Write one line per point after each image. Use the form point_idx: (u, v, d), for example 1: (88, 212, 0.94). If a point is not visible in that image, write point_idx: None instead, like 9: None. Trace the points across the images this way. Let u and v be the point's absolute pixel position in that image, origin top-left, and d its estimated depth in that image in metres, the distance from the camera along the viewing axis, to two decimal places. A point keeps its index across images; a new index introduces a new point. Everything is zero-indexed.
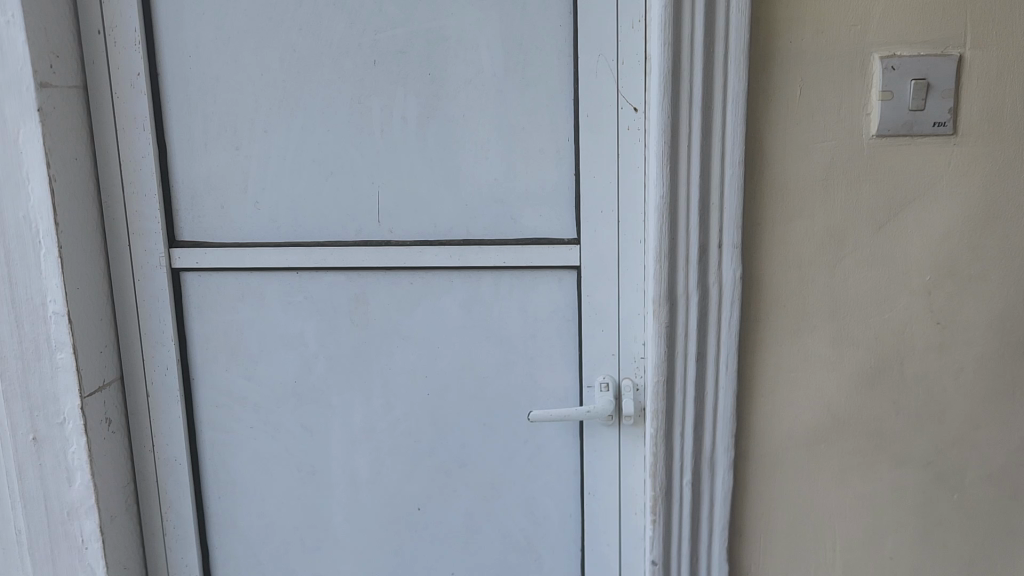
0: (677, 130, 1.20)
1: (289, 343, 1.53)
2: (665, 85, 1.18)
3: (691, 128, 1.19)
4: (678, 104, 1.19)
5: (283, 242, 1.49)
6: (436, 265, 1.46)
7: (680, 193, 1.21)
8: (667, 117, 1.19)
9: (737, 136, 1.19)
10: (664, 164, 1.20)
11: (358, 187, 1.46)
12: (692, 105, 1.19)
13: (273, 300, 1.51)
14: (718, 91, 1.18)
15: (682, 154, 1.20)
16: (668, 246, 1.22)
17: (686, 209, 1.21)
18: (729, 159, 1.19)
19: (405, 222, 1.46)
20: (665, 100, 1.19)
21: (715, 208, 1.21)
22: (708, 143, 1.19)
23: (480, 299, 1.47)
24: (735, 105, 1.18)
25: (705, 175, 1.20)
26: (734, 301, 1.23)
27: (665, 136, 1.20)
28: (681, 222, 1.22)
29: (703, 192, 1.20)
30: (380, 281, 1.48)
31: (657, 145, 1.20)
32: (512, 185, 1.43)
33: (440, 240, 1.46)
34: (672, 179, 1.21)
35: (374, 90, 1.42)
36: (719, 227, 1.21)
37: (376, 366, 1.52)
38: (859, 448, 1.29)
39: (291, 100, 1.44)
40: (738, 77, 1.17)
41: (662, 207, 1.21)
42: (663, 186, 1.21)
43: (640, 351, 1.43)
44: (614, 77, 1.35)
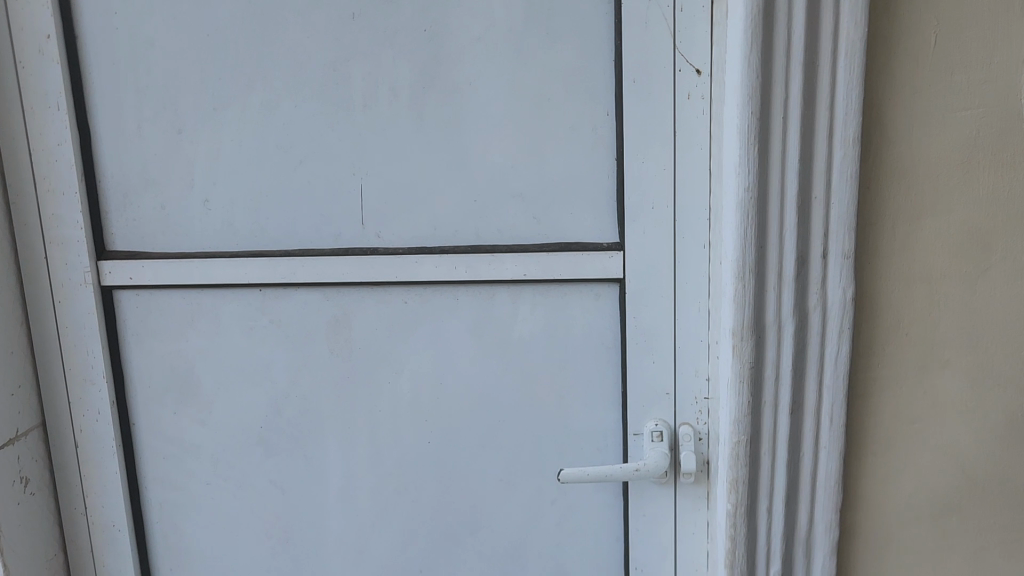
0: (768, 98, 0.86)
1: (252, 379, 1.20)
2: (753, 33, 0.85)
3: (787, 92, 0.86)
4: (770, 60, 0.85)
5: (241, 252, 1.16)
6: (437, 280, 1.13)
7: (771, 183, 0.88)
8: (756, 78, 0.85)
9: (852, 103, 0.85)
10: (750, 144, 0.87)
11: (336, 180, 1.13)
12: (790, 61, 0.85)
13: (231, 325, 1.19)
14: (826, 40, 0.84)
15: (774, 130, 0.87)
16: (755, 257, 0.89)
17: (780, 207, 0.88)
18: (842, 136, 0.85)
19: (396, 225, 1.14)
20: (752, 54, 0.85)
21: (818, 204, 0.87)
22: (811, 113, 0.86)
23: (494, 321, 1.15)
24: (852, 58, 0.84)
25: (806, 158, 0.87)
26: (843, 331, 0.89)
27: (754, 104, 0.86)
28: (771, 224, 0.88)
29: (803, 182, 0.87)
30: (366, 300, 1.16)
31: (741, 119, 0.87)
32: (534, 176, 1.10)
33: (442, 246, 1.13)
34: (761, 164, 0.87)
35: (353, 54, 1.09)
36: (824, 230, 0.87)
37: (364, 408, 1.20)
38: (1008, 523, 0.95)
39: (247, 68, 1.11)
40: (857, 19, 0.83)
41: (746, 205, 0.88)
42: (749, 174, 0.88)
43: (703, 389, 1.10)
44: (670, 27, 1.02)
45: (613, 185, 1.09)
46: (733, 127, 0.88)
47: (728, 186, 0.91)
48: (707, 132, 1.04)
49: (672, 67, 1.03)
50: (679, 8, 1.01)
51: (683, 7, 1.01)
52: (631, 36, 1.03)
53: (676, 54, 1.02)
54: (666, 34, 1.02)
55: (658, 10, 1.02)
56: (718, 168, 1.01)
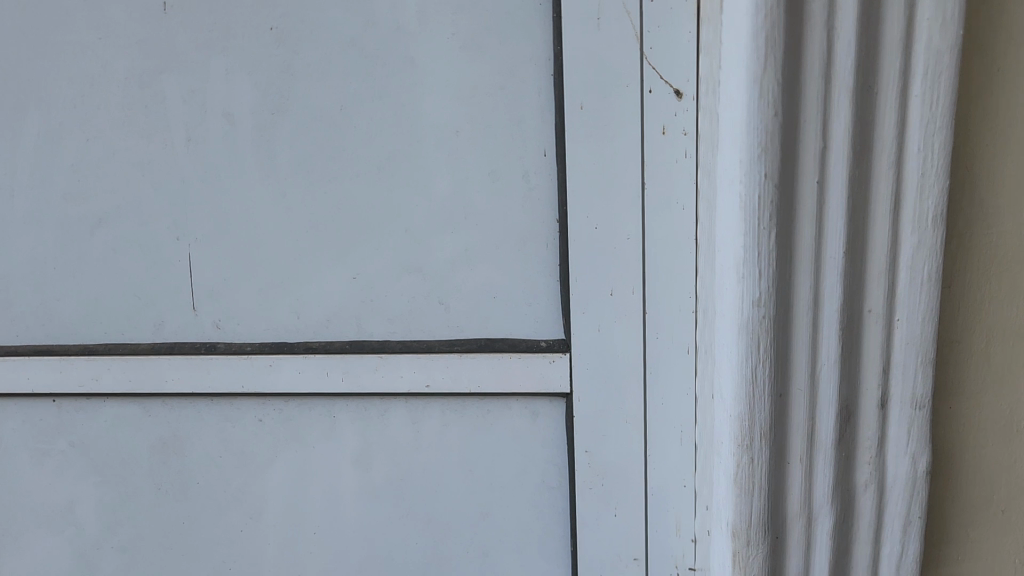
0: (796, 153, 0.50)
1: (50, 522, 0.85)
2: (768, 40, 0.49)
3: (825, 141, 0.50)
4: (797, 88, 0.50)
5: (24, 347, 0.81)
6: (302, 390, 0.79)
7: (797, 295, 0.52)
8: (776, 118, 0.50)
9: (934, 157, 0.50)
10: (766, 231, 0.51)
11: (152, 246, 0.78)
12: (830, 87, 0.50)
13: (18, 447, 0.84)
14: (891, 50, 0.49)
15: (804, 205, 0.51)
16: (771, 415, 0.53)
17: (813, 332, 0.52)
18: (914, 213, 0.51)
19: (243, 311, 0.79)
20: (766, 79, 0.49)
21: (873, 322, 0.53)
22: (865, 176, 0.51)
23: (387, 447, 0.80)
24: (936, 84, 0.49)
25: (855, 250, 0.52)
26: (914, 524, 0.55)
27: (772, 164, 0.50)
28: (797, 361, 0.53)
29: (851, 289, 0.52)
30: (203, 416, 0.81)
31: (750, 190, 0.51)
32: (439, 243, 0.76)
33: (308, 341, 0.78)
34: (782, 264, 0.52)
35: (168, 64, 0.74)
36: (883, 366, 0.53)
37: (208, 563, 0.85)
38: None
39: (18, 85, 0.77)
40: (947, 14, 0.48)
41: (758, 334, 0.52)
42: (762, 283, 0.52)
43: (686, 557, 0.75)
44: (634, 27, 0.67)
45: (554, 257, 0.74)
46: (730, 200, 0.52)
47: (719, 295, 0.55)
48: (691, 185, 0.69)
49: (638, 86, 0.68)
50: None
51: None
52: (575, 39, 0.68)
53: (643, 67, 0.68)
54: (628, 37, 0.67)
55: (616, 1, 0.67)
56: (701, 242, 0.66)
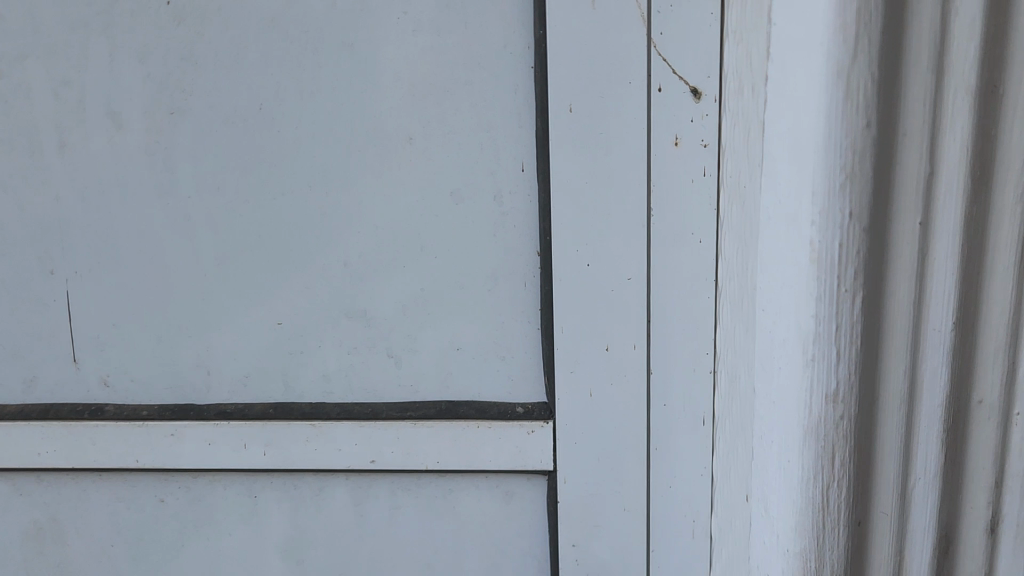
0: (900, 147, 0.31)
1: None
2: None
3: (936, 162, 0.31)
4: (905, 37, 0.29)
5: None
6: (213, 467, 0.62)
7: (887, 403, 0.33)
8: (870, 128, 0.30)
9: None
10: (846, 308, 0.32)
11: (23, 281, 0.62)
12: (950, 74, 0.30)
13: None
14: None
15: (903, 264, 0.32)
16: (845, 560, 0.34)
17: (906, 434, 0.33)
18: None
19: (138, 365, 0.62)
20: (863, 28, 0.29)
21: (989, 435, 0.34)
22: (992, 214, 0.32)
23: (322, 535, 0.64)
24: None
25: (973, 332, 0.33)
26: None
27: (859, 201, 0.31)
28: (884, 499, 0.34)
29: (965, 391, 0.33)
30: (91, 494, 0.64)
31: (822, 215, 0.31)
32: (388, 282, 0.59)
33: (222, 404, 0.62)
34: (868, 357, 0.32)
35: (34, 48, 0.57)
36: (1005, 480, 0.35)
37: None
38: None
39: None
40: None
41: (829, 464, 0.33)
42: (838, 388, 0.33)
43: None
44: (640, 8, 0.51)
45: (533, 301, 0.59)
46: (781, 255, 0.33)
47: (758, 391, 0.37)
48: (711, 211, 0.54)
49: (644, 85, 0.53)
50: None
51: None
52: (563, 21, 0.52)
53: (652, 60, 0.52)
54: (633, 20, 0.52)
55: None
56: (728, 283, 0.51)
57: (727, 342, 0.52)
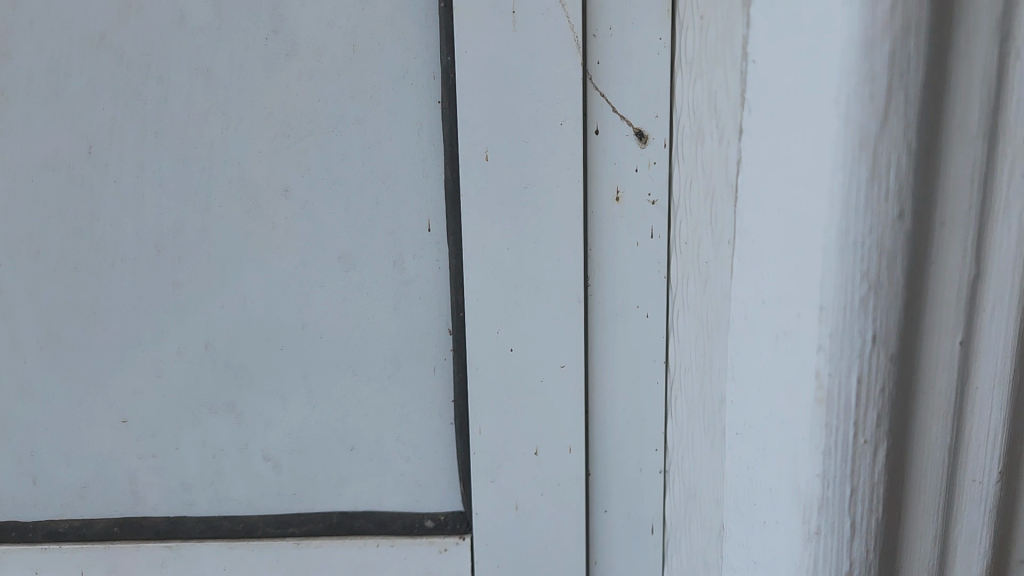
0: (937, 290, 0.23)
1: None
2: (898, 63, 0.21)
3: (980, 266, 0.24)
4: (939, 155, 0.22)
5: None
6: None
7: (912, 553, 0.26)
8: (905, 229, 0.22)
9: None
10: (871, 451, 0.24)
11: None
12: (998, 151, 0.23)
13: None
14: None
15: (938, 391, 0.24)
16: None
17: None
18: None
19: None
20: (888, 141, 0.22)
21: None
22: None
23: None
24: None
25: (1014, 458, 0.26)
26: None
27: (891, 321, 0.23)
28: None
29: (1002, 525, 0.27)
30: None
31: (848, 376, 0.23)
32: (262, 369, 0.47)
33: (51, 522, 0.49)
34: (894, 506, 0.25)
35: None
36: None
37: None
38: None
39: None
40: None
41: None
42: (856, 548, 0.25)
43: None
44: (572, 29, 0.41)
45: (445, 390, 0.47)
46: (781, 378, 0.25)
47: (742, 533, 0.28)
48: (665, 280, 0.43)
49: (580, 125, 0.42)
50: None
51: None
52: (476, 46, 0.41)
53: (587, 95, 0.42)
54: (564, 45, 0.41)
55: None
56: (686, 378, 0.39)
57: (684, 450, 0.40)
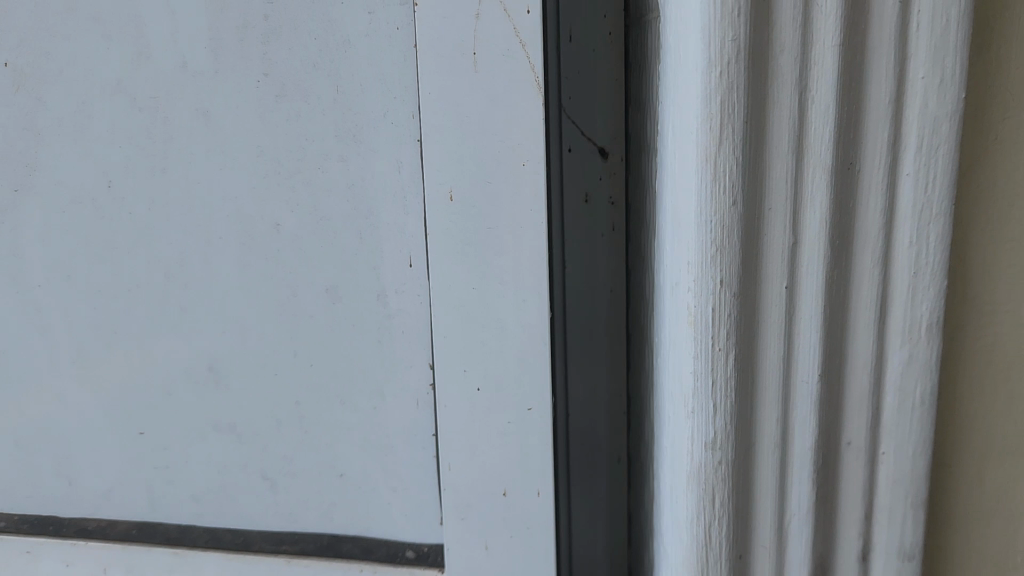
0: (766, 247, 0.37)
1: None
2: (726, 107, 0.35)
3: (795, 234, 0.36)
4: (761, 167, 0.36)
5: None
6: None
7: (761, 432, 0.38)
8: (737, 211, 0.36)
9: (929, 254, 0.37)
10: (724, 352, 0.37)
11: None
12: (804, 167, 0.36)
13: None
14: (880, 113, 0.36)
15: (771, 318, 0.37)
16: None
17: (781, 478, 0.39)
18: (900, 318, 0.38)
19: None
20: (723, 156, 0.36)
21: (857, 475, 0.39)
22: (845, 276, 0.37)
23: None
24: (932, 158, 0.36)
25: (835, 373, 0.38)
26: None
27: (731, 267, 0.36)
28: (763, 513, 0.39)
29: (832, 420, 0.38)
30: None
31: (709, 299, 0.37)
32: (260, 391, 0.49)
33: (83, 519, 0.54)
34: (745, 392, 0.38)
35: None
36: (866, 509, 0.39)
37: None
38: None
39: None
40: (945, 73, 0.35)
41: (716, 480, 0.38)
42: (717, 419, 0.38)
43: None
44: (536, 71, 0.40)
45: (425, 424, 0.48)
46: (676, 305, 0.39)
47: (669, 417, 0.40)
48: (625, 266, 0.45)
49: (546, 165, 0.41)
50: (550, 27, 0.40)
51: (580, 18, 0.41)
52: (442, 87, 0.41)
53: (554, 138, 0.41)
54: (525, 86, 0.40)
55: (503, 25, 0.40)
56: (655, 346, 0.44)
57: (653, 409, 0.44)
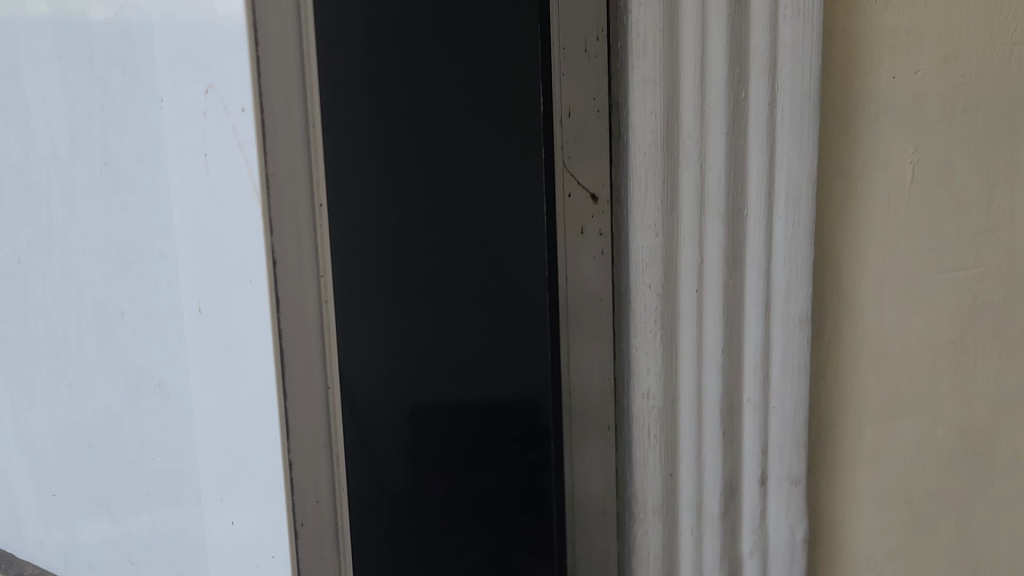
0: (679, 239, 0.41)
1: None
2: (645, 124, 0.40)
3: (700, 233, 0.41)
4: (672, 172, 0.40)
5: None
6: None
7: (677, 406, 0.43)
8: (656, 210, 0.41)
9: (801, 257, 0.41)
10: (650, 333, 0.42)
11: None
12: (704, 177, 0.40)
13: None
14: (757, 149, 0.40)
15: (679, 305, 0.42)
16: (664, 529, 0.44)
17: (696, 448, 0.43)
18: (786, 311, 0.42)
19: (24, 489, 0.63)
20: (641, 162, 0.40)
21: (752, 450, 0.43)
22: (739, 273, 0.41)
23: None
24: (799, 210, 0.41)
25: (733, 358, 0.42)
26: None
27: (651, 258, 0.41)
28: (684, 489, 0.43)
29: (730, 399, 0.42)
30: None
31: (641, 286, 0.42)
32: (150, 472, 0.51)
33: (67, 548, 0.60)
34: (668, 374, 0.42)
35: None
36: (761, 475, 0.43)
37: None
38: None
39: None
40: (809, 92, 0.39)
41: (647, 447, 0.43)
42: (641, 392, 0.43)
43: None
44: (245, 150, 0.34)
45: None
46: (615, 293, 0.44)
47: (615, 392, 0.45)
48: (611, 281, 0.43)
49: (295, 243, 0.36)
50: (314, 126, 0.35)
51: (433, 82, 0.37)
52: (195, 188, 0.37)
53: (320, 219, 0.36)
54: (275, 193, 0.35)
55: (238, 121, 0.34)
56: (643, 346, 0.42)
57: (634, 418, 0.43)
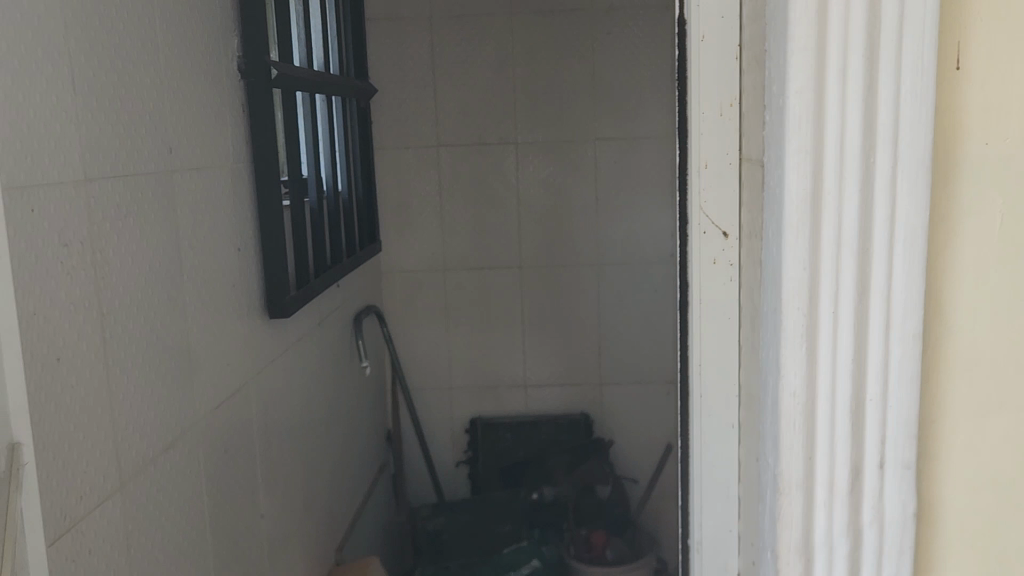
0: (818, 270, 0.52)
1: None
2: (798, 178, 0.51)
3: (837, 265, 0.52)
4: (817, 217, 0.52)
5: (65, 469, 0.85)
6: None
7: (816, 401, 0.54)
8: (802, 246, 0.52)
9: (915, 285, 0.52)
10: (797, 342, 0.53)
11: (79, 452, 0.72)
12: (841, 220, 0.51)
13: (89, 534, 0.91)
14: (881, 200, 0.51)
15: (818, 321, 0.53)
16: (802, 502, 0.54)
17: (829, 435, 0.54)
18: (904, 327, 0.52)
19: None
20: (794, 208, 0.52)
21: (874, 438, 0.54)
22: (865, 297, 0.52)
23: None
24: (913, 248, 0.51)
25: (859, 364, 0.53)
26: (898, 539, 0.55)
27: (798, 285, 0.52)
28: (819, 470, 0.54)
29: (856, 397, 0.53)
30: None
31: (788, 306, 0.53)
32: None
33: None
34: (809, 376, 0.53)
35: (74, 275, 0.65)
36: (880, 458, 0.54)
37: None
38: None
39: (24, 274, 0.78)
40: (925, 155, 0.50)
41: (790, 434, 0.54)
42: (785, 390, 0.54)
43: None
44: None
45: None
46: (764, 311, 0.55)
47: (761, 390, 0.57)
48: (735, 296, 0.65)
49: None
50: None
51: None
52: None
53: None
54: None
55: None
56: (788, 353, 0.53)
57: (777, 411, 0.55)
